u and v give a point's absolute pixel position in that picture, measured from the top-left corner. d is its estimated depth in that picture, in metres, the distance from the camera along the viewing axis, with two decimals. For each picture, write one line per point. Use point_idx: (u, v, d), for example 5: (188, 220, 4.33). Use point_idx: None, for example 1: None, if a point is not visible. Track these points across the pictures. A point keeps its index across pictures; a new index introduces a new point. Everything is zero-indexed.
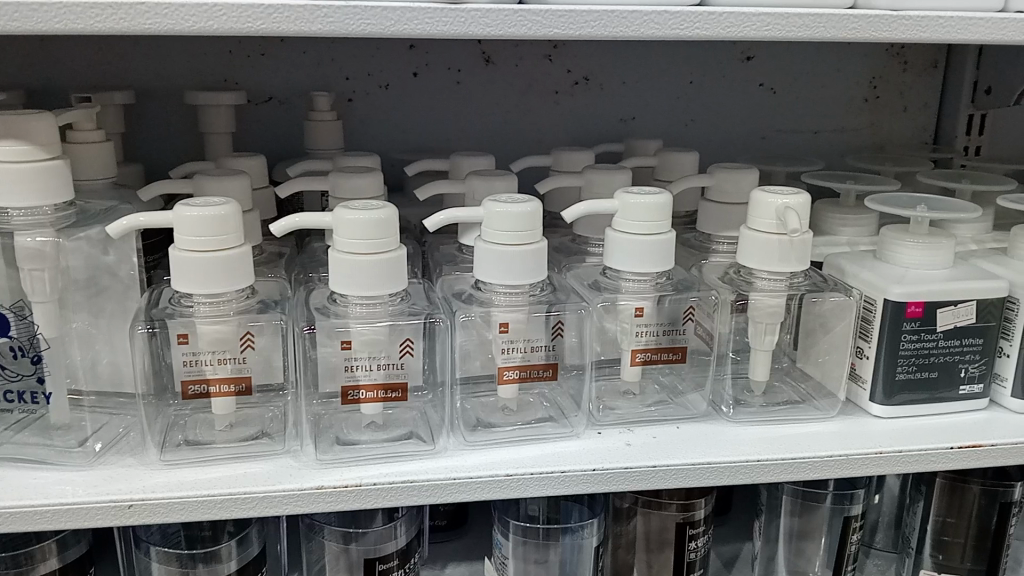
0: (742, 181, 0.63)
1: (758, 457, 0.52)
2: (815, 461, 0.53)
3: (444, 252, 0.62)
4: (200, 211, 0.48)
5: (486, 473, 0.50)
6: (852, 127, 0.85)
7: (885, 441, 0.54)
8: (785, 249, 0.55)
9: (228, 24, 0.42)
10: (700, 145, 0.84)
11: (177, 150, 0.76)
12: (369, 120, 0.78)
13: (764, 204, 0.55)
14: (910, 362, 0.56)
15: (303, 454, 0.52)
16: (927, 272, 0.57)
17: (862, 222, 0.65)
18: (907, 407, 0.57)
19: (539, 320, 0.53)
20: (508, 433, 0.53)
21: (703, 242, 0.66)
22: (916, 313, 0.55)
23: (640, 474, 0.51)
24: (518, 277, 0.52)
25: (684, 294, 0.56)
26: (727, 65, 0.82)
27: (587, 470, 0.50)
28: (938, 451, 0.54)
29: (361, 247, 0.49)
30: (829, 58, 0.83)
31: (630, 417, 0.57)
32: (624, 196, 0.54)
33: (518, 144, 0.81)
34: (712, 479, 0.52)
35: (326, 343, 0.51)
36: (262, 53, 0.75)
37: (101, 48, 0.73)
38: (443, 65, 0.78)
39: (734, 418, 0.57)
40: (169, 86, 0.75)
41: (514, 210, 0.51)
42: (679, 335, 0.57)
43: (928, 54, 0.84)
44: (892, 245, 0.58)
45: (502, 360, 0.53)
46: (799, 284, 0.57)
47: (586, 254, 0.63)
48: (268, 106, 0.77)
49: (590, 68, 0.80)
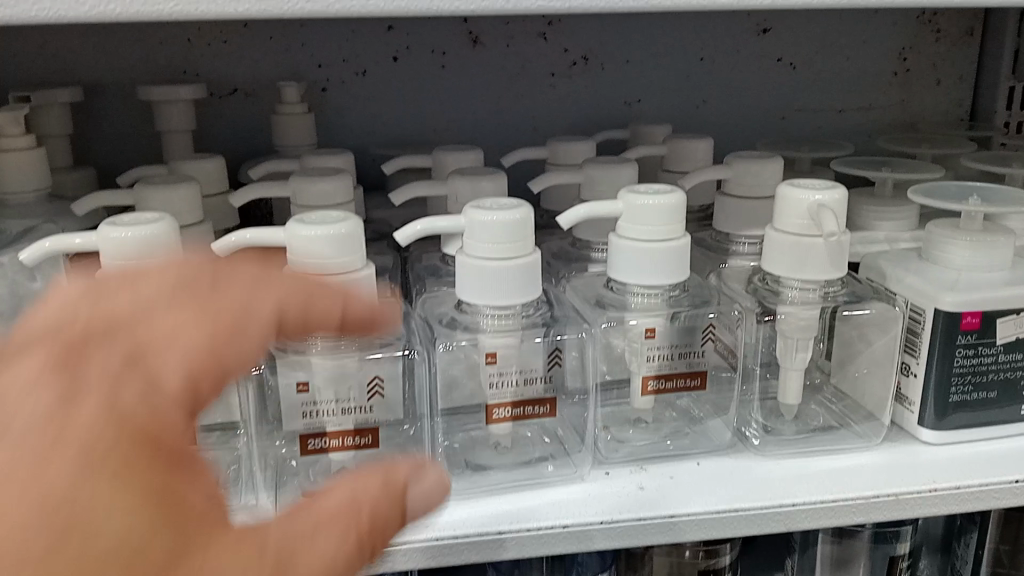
0: (764, 172, 0.55)
1: (795, 501, 0.45)
2: (859, 503, 0.45)
3: (426, 263, 0.55)
4: (126, 231, 0.41)
5: (475, 531, 0.42)
6: (881, 104, 0.77)
7: (940, 475, 0.47)
8: (819, 254, 0.47)
9: (134, 8, 0.34)
10: (713, 128, 0.76)
11: (134, 151, 0.69)
12: (345, 113, 0.71)
13: (792, 201, 0.47)
14: (965, 380, 0.49)
15: (260, 511, 0.44)
16: (984, 276, 0.49)
17: (902, 215, 0.57)
18: (962, 431, 0.50)
19: (536, 347, 0.46)
20: (501, 477, 0.46)
21: (720, 242, 0.58)
22: (972, 325, 0.47)
23: (656, 527, 0.43)
24: (506, 297, 0.44)
25: (701, 309, 0.49)
26: (742, 39, 0.73)
27: (594, 524, 0.43)
28: (1002, 487, 0.46)
29: (318, 268, 0.41)
30: (855, 28, 0.74)
31: (644, 452, 0.49)
32: (630, 197, 0.47)
33: (512, 133, 0.73)
34: (740, 529, 0.44)
35: (285, 376, 0.44)
36: (223, 39, 0.67)
37: (45, 41, 0.65)
38: (425, 48, 0.70)
39: (763, 451, 0.49)
40: (123, 80, 0.67)
41: (501, 219, 0.43)
42: (698, 358, 0.49)
43: (963, 21, 0.75)
44: (941, 244, 0.50)
45: (490, 396, 0.46)
46: (835, 295, 0.50)
47: (587, 261, 0.56)
48: (233, 99, 0.69)
49: (589, 46, 0.72)
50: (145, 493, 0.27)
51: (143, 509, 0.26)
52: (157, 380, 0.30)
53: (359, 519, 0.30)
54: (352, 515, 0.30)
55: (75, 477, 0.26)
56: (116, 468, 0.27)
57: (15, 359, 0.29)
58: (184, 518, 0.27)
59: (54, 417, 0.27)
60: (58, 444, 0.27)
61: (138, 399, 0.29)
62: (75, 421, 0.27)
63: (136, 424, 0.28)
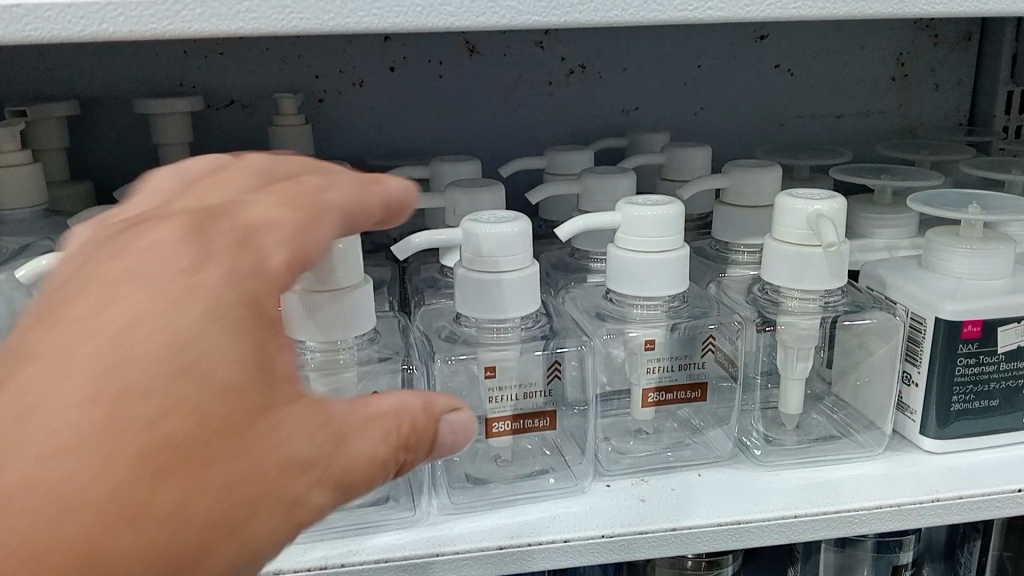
0: (763, 180, 0.55)
1: (797, 512, 0.44)
2: (861, 514, 0.45)
3: (425, 276, 0.55)
4: None
5: (475, 546, 0.42)
6: (879, 109, 0.77)
7: (941, 484, 0.46)
8: (818, 263, 0.47)
9: (127, 26, 0.33)
10: (711, 135, 0.76)
11: (131, 164, 0.69)
12: (343, 124, 0.71)
13: (792, 211, 0.47)
14: (967, 389, 0.48)
15: None
16: (985, 285, 0.49)
17: (902, 223, 0.57)
18: (964, 440, 0.50)
19: (534, 359, 0.46)
20: (502, 491, 0.46)
21: (720, 252, 0.58)
22: (973, 333, 0.47)
23: (657, 540, 0.43)
24: (505, 311, 0.44)
25: (701, 320, 0.49)
26: (740, 46, 0.73)
27: (596, 537, 0.43)
28: (1005, 496, 0.46)
29: (315, 283, 0.41)
30: (853, 34, 0.74)
31: (645, 464, 0.49)
32: (627, 208, 0.46)
33: (510, 142, 0.73)
34: (742, 541, 0.44)
35: None
36: (220, 51, 0.67)
37: (41, 55, 0.65)
38: (422, 58, 0.70)
39: (765, 461, 0.49)
40: (119, 93, 0.67)
41: (498, 232, 0.43)
42: (699, 369, 0.48)
43: (961, 26, 0.75)
44: (941, 253, 0.50)
45: (489, 410, 0.45)
46: (835, 304, 0.50)
47: (586, 272, 0.56)
48: (230, 111, 0.69)
49: (586, 54, 0.72)
50: (255, 358, 0.25)
51: (247, 366, 0.25)
52: (265, 260, 0.27)
53: (400, 429, 0.29)
54: (397, 422, 0.29)
55: (197, 329, 0.24)
56: (233, 325, 0.25)
57: (145, 229, 0.27)
58: (275, 381, 0.26)
59: (179, 277, 0.25)
60: (179, 302, 0.25)
61: (252, 265, 0.27)
62: (201, 276, 0.26)
63: (250, 289, 0.26)
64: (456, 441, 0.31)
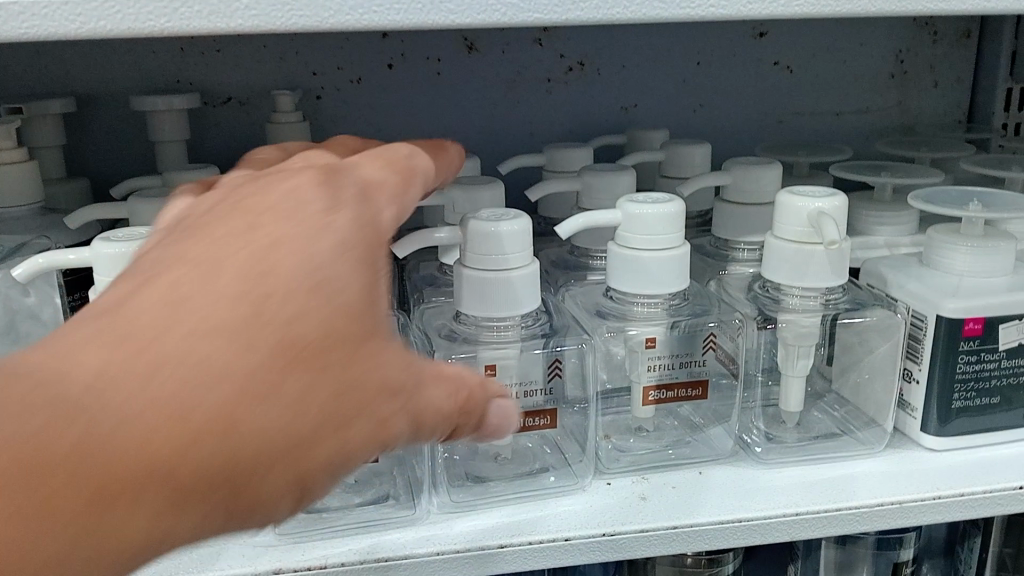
0: (763, 178, 0.55)
1: (798, 510, 0.44)
2: (862, 511, 0.45)
3: (424, 274, 0.54)
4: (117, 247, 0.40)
5: (476, 544, 0.42)
6: (878, 106, 0.77)
7: (942, 482, 0.46)
8: (819, 261, 0.47)
9: (125, 24, 0.33)
10: (711, 132, 0.75)
11: (128, 162, 0.69)
12: (341, 121, 0.70)
13: (792, 208, 0.47)
14: (968, 386, 0.48)
15: None
16: (986, 282, 0.49)
17: (902, 220, 0.57)
18: (964, 437, 0.49)
19: (534, 357, 0.46)
20: (503, 489, 0.46)
21: (720, 249, 0.58)
22: (974, 331, 0.47)
23: (658, 538, 0.43)
24: (505, 309, 0.44)
25: (701, 318, 0.49)
26: (739, 43, 0.73)
27: (596, 536, 0.43)
28: (1006, 493, 0.46)
29: None
30: (852, 31, 0.74)
31: (645, 462, 0.49)
32: (627, 205, 0.46)
33: (509, 139, 0.73)
34: (743, 538, 0.44)
35: None
36: (217, 48, 0.67)
37: (37, 52, 0.65)
38: (421, 55, 0.69)
39: (765, 459, 0.49)
40: (116, 91, 0.67)
41: (499, 229, 0.43)
42: (699, 366, 0.48)
43: (960, 22, 0.75)
44: (942, 250, 0.50)
45: None
46: (836, 302, 0.50)
47: (586, 270, 0.56)
48: (228, 108, 0.69)
49: (585, 51, 0.71)
50: (376, 293, 0.28)
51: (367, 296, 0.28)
52: (378, 218, 0.31)
53: (463, 395, 0.32)
54: (462, 390, 0.32)
55: (332, 255, 0.27)
56: (357, 260, 0.28)
57: (281, 177, 0.31)
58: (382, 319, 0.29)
59: (318, 215, 0.28)
60: (318, 234, 0.28)
61: (369, 221, 0.30)
62: (332, 215, 0.29)
63: (369, 237, 0.29)
64: (503, 425, 0.34)
